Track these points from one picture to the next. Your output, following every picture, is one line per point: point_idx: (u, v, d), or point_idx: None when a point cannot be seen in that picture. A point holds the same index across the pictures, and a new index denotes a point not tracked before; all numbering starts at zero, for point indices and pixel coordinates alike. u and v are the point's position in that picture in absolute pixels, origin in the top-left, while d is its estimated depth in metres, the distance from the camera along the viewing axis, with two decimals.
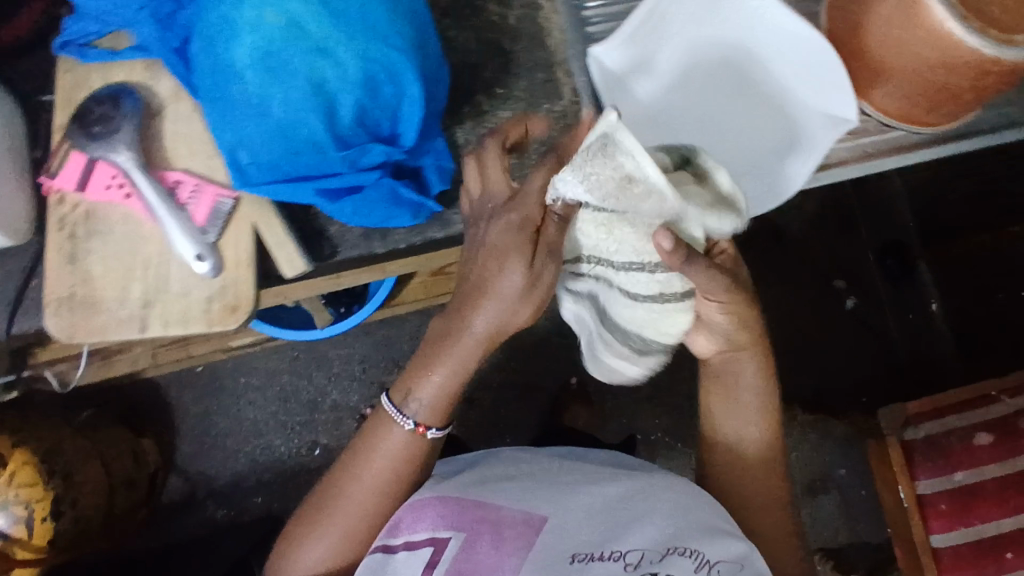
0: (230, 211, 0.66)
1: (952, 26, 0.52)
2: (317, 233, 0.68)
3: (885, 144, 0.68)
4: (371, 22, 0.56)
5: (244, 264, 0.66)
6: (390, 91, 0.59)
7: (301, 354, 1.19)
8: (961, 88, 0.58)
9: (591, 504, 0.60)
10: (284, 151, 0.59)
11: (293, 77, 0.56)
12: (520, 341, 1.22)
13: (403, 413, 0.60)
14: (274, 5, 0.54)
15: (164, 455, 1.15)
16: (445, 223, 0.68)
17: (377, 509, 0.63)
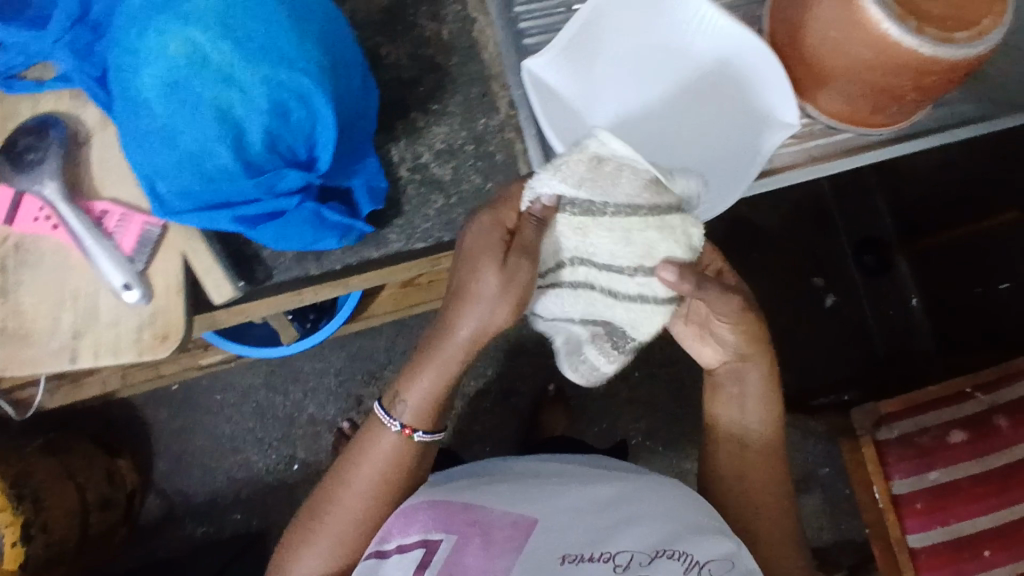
0: (158, 240, 0.67)
1: (888, 28, 0.52)
2: (251, 256, 0.72)
3: (832, 148, 0.67)
4: (277, 48, 0.56)
5: (174, 291, 0.68)
6: (301, 115, 0.59)
7: (275, 369, 1.18)
8: (904, 89, 0.57)
9: (578, 506, 0.57)
10: (200, 180, 0.59)
11: (197, 107, 0.55)
12: (498, 349, 1.21)
13: (391, 416, 0.60)
14: (179, 33, 0.54)
15: (141, 474, 1.15)
16: (380, 242, 0.73)
17: (367, 514, 0.61)
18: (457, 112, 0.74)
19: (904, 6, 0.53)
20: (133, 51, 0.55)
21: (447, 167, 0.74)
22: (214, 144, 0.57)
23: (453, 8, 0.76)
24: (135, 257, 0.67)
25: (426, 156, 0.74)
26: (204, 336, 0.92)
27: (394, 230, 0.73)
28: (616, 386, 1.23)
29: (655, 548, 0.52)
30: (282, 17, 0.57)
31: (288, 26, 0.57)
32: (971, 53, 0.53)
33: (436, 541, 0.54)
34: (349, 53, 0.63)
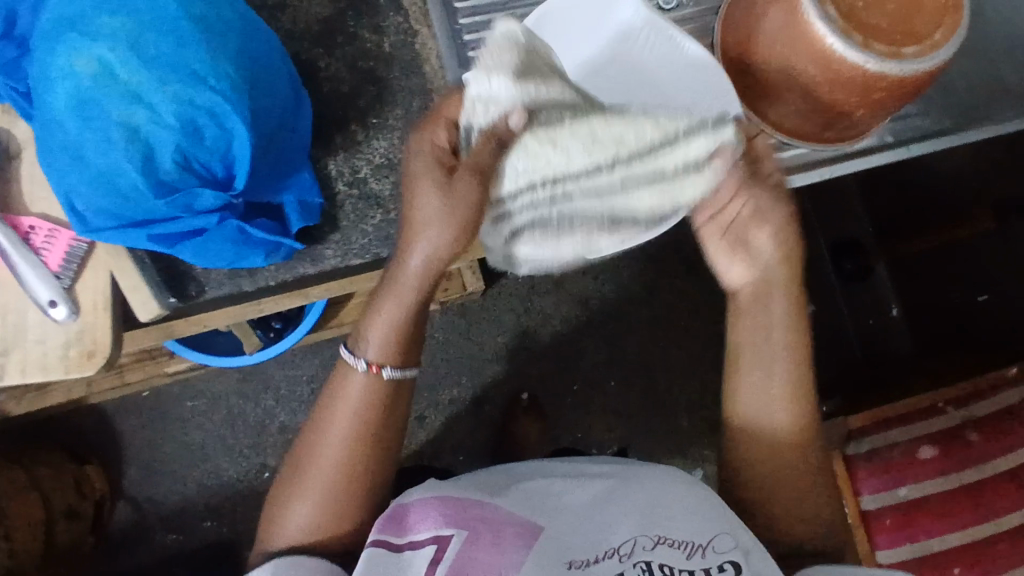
0: (86, 255, 0.64)
1: (834, 43, 0.51)
2: (182, 271, 0.64)
3: (785, 162, 0.66)
4: (189, 62, 0.49)
5: (102, 309, 0.64)
6: (215, 134, 0.51)
7: (247, 376, 1.17)
8: (853, 104, 0.56)
9: (586, 505, 0.55)
10: (109, 201, 0.52)
11: (102, 126, 0.49)
12: (471, 356, 1.20)
13: (355, 355, 0.57)
14: (86, 48, 0.48)
15: (110, 482, 1.14)
16: (315, 258, 0.66)
17: (351, 458, 0.57)
18: (398, 125, 0.67)
19: (850, 20, 0.52)
20: (43, 68, 0.50)
21: (388, 182, 0.67)
22: (123, 165, 0.49)
23: (394, 18, 0.69)
24: (62, 273, 0.63)
25: (366, 170, 0.67)
26: (166, 344, 0.91)
27: (332, 244, 0.65)
28: (591, 395, 1.22)
29: (661, 535, 0.50)
30: (195, 27, 0.50)
31: (203, 37, 0.51)
32: (922, 67, 0.52)
33: (447, 537, 0.50)
34: (276, 65, 0.56)
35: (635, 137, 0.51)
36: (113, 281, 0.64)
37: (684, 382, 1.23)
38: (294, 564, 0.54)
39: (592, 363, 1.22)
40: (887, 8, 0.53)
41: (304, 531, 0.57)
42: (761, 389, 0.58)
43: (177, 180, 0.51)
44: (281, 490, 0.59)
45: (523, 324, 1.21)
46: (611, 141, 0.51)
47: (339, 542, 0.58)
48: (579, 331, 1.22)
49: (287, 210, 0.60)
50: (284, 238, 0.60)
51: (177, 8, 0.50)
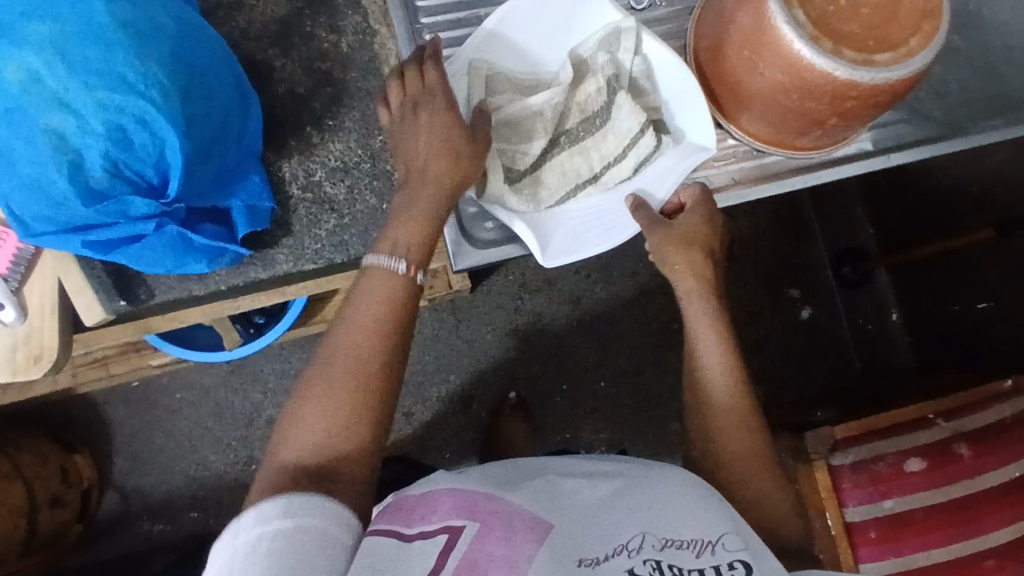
0: (32, 258, 0.62)
1: (801, 48, 0.49)
2: (132, 274, 0.62)
3: (760, 170, 0.65)
4: (118, 66, 0.47)
5: (49, 311, 0.63)
6: (148, 140, 0.49)
7: (234, 369, 1.18)
8: (822, 113, 0.54)
9: (589, 503, 0.52)
10: (39, 207, 0.49)
11: (27, 133, 0.46)
12: (459, 353, 1.19)
13: (392, 254, 0.53)
14: (5, 50, 0.45)
15: (100, 471, 1.15)
16: (267, 263, 0.64)
17: (380, 363, 0.51)
18: (355, 127, 0.66)
19: (819, 25, 0.50)
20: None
21: (343, 185, 0.66)
22: (52, 175, 0.47)
23: (353, 17, 0.67)
24: (9, 276, 0.62)
25: (321, 174, 0.65)
26: (146, 338, 0.90)
27: (284, 249, 0.64)
28: (581, 396, 1.20)
29: (668, 536, 0.48)
30: (124, 31, 0.48)
31: (131, 44, 0.48)
32: (894, 77, 0.49)
33: (459, 528, 0.47)
34: (219, 72, 0.54)
35: (598, 157, 0.60)
36: (63, 286, 0.63)
37: (673, 383, 1.22)
38: (314, 503, 0.44)
39: (582, 364, 1.21)
40: (861, 12, 0.50)
41: (316, 450, 0.49)
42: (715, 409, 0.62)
43: (108, 189, 0.49)
44: (290, 407, 0.51)
45: (512, 323, 1.20)
46: (576, 167, 0.60)
47: (357, 469, 0.49)
48: (569, 330, 1.21)
49: (234, 214, 0.59)
50: (230, 244, 0.59)
51: (103, 13, 0.47)
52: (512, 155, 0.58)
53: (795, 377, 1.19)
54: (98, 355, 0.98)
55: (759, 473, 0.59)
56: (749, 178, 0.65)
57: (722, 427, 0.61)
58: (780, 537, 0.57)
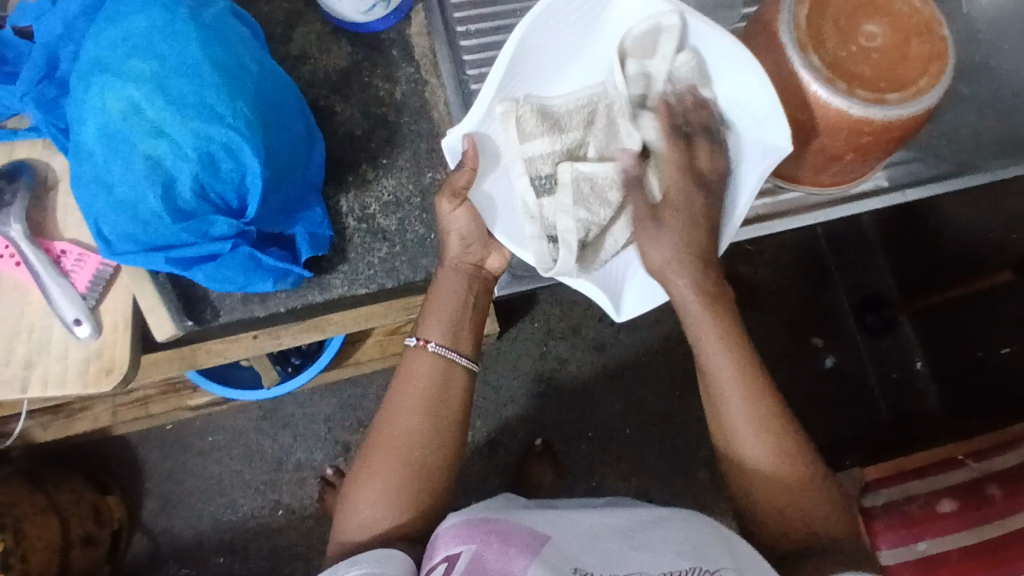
0: (112, 278, 0.62)
1: (817, 89, 0.54)
2: (199, 296, 0.66)
3: (778, 207, 0.68)
4: (209, 101, 0.51)
5: (122, 328, 0.62)
6: (231, 167, 0.52)
7: (267, 412, 1.20)
8: (840, 149, 0.58)
9: (587, 534, 0.54)
10: (132, 226, 0.52)
11: (129, 159, 0.50)
12: (486, 398, 1.21)
13: (410, 333, 0.63)
14: (115, 88, 0.49)
15: (130, 512, 1.17)
16: (323, 286, 0.68)
17: (413, 437, 0.60)
18: (407, 166, 0.71)
19: (833, 68, 0.54)
20: (75, 106, 0.51)
21: (394, 218, 0.70)
22: (145, 194, 0.50)
23: (407, 68, 0.73)
24: (87, 294, 0.62)
25: (375, 207, 0.70)
26: (188, 375, 0.95)
27: (340, 274, 0.68)
28: (607, 443, 1.21)
29: (663, 569, 0.49)
30: (213, 70, 0.51)
31: (221, 81, 0.51)
32: (905, 114, 0.54)
33: (456, 555, 0.51)
34: (291, 105, 0.58)
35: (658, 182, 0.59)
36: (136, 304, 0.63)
37: (699, 432, 1.22)
38: (354, 560, 0.53)
39: (607, 410, 1.22)
40: (873, 57, 0.55)
41: (370, 520, 0.59)
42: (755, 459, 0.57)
43: (193, 209, 0.52)
44: (350, 484, 0.62)
45: (538, 369, 1.22)
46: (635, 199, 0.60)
47: (406, 531, 0.59)
48: (594, 377, 1.22)
49: (297, 240, 0.61)
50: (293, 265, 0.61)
51: (198, 54, 0.51)
52: (588, 226, 0.59)
53: (820, 424, 1.19)
54: (140, 394, 1.01)
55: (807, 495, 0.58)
56: (770, 214, 0.68)
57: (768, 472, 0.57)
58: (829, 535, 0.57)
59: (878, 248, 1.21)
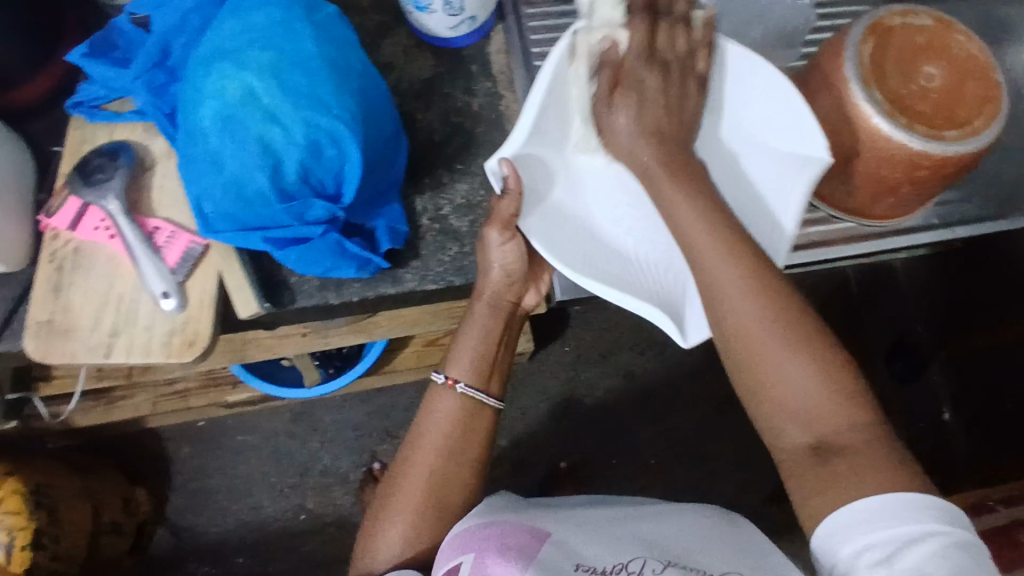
0: (200, 257, 0.58)
1: (878, 121, 0.56)
2: (278, 279, 0.62)
3: (833, 234, 0.70)
4: (318, 91, 0.53)
5: (208, 304, 0.57)
6: (333, 154, 0.54)
7: (299, 416, 1.22)
8: (896, 180, 0.60)
9: (585, 534, 0.55)
10: (235, 203, 0.54)
11: (243, 141, 0.52)
12: (513, 418, 1.22)
13: (436, 369, 0.64)
14: (234, 74, 0.52)
15: (156, 507, 1.18)
16: (396, 280, 0.66)
17: (439, 471, 0.61)
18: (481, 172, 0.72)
19: (894, 104, 0.58)
20: (191, 90, 0.53)
21: (467, 220, 0.70)
22: (254, 174, 0.53)
23: (484, 83, 0.75)
24: (177, 270, 0.57)
25: (448, 209, 0.70)
26: (233, 368, 0.97)
27: (411, 269, 0.67)
28: (632, 471, 1.21)
29: (670, 561, 0.50)
30: (322, 65, 0.54)
31: (331, 74, 0.54)
32: (960, 150, 0.56)
33: (457, 563, 0.53)
34: (386, 104, 0.60)
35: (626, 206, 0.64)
36: (222, 284, 0.58)
37: (724, 466, 1.22)
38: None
39: (633, 438, 1.22)
40: (931, 96, 0.58)
41: (407, 552, 0.60)
42: (761, 363, 0.47)
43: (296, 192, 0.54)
44: (376, 518, 0.62)
45: (567, 392, 1.24)
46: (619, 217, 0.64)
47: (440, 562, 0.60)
48: (621, 403, 1.24)
49: (378, 234, 0.62)
50: (373, 255, 0.60)
51: (312, 49, 0.54)
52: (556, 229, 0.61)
53: None
54: (180, 387, 1.03)
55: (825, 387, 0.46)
56: (824, 240, 0.70)
57: (772, 372, 0.47)
58: (841, 424, 0.45)
59: (907, 296, 1.23)
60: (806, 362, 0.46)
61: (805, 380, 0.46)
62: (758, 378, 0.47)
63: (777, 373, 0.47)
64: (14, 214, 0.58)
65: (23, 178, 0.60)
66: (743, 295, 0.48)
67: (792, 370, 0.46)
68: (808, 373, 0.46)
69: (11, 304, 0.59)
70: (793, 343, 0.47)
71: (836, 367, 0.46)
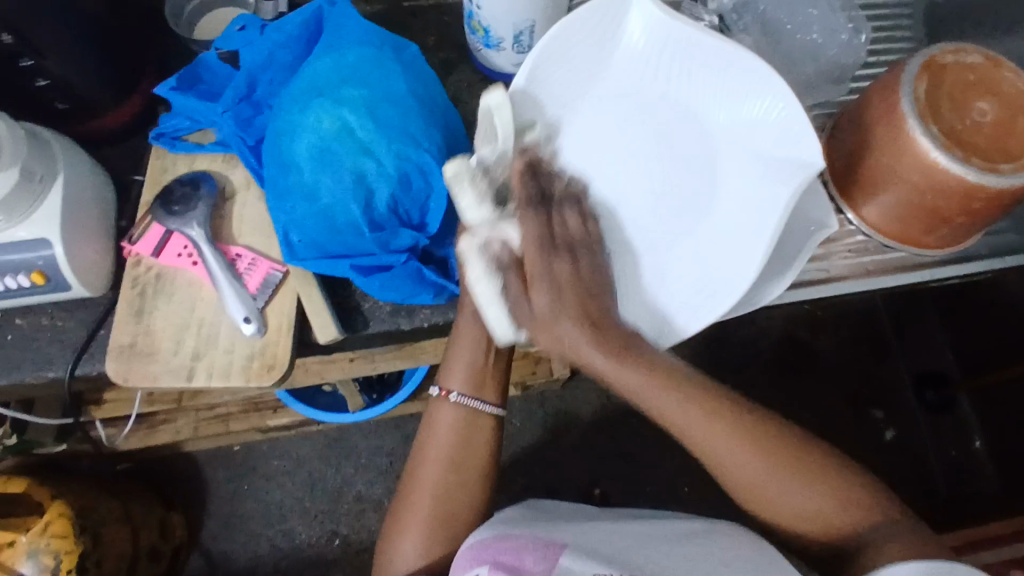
0: (280, 283, 0.60)
1: (935, 154, 0.58)
2: (353, 303, 0.61)
3: (887, 264, 0.71)
4: (408, 125, 0.56)
5: (287, 329, 0.59)
6: (421, 185, 0.57)
7: (333, 442, 1.23)
8: (952, 211, 0.62)
9: (606, 551, 0.54)
10: (325, 230, 0.56)
11: (338, 172, 0.54)
12: (545, 445, 1.23)
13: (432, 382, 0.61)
14: (331, 109, 0.54)
15: (190, 531, 1.18)
16: None
17: (452, 485, 0.58)
18: None
19: (949, 138, 0.59)
20: (287, 123, 0.56)
21: None
22: (348, 204, 0.55)
23: None
24: (258, 295, 0.59)
25: None
26: (278, 392, 0.99)
27: None
28: (664, 499, 1.20)
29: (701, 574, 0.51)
30: (412, 102, 0.57)
31: (420, 109, 0.57)
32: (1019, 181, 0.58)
33: None
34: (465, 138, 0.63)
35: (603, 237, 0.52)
36: (300, 306, 0.60)
37: None
38: None
39: (666, 465, 1.22)
40: (984, 131, 0.60)
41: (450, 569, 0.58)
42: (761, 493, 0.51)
43: (385, 222, 0.56)
44: (390, 535, 0.60)
45: (599, 419, 1.24)
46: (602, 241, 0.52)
47: None
48: (653, 430, 1.24)
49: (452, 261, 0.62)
50: (449, 282, 0.60)
51: (403, 85, 0.57)
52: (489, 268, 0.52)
53: None
54: (222, 411, 1.04)
55: (820, 501, 0.51)
56: (879, 270, 0.70)
57: (769, 496, 0.51)
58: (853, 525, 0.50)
59: (936, 325, 1.24)
60: (812, 495, 0.51)
61: (813, 508, 0.51)
62: (758, 501, 0.52)
63: (786, 501, 0.51)
64: (99, 239, 0.60)
65: (108, 206, 0.62)
66: (743, 454, 0.51)
67: (798, 502, 0.51)
68: (816, 502, 0.51)
69: (89, 329, 0.60)
70: (799, 478, 0.51)
71: (843, 485, 0.51)
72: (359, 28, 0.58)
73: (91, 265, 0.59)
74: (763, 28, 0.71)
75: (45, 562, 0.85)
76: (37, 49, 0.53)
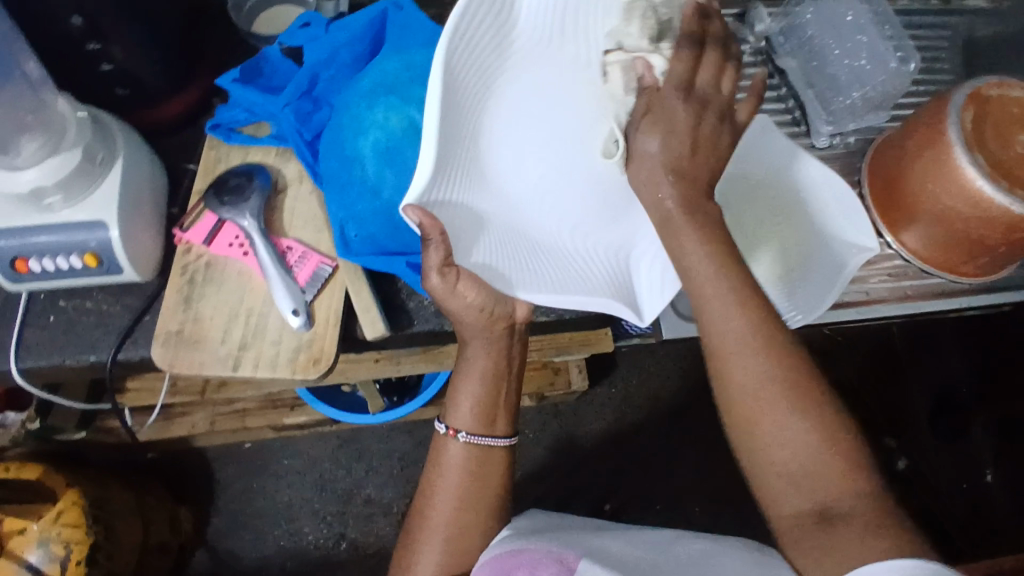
0: (329, 278, 0.60)
1: (982, 183, 0.58)
2: (400, 301, 0.62)
3: (925, 289, 0.72)
4: None
5: (336, 323, 0.59)
6: None
7: (345, 443, 1.23)
8: (993, 239, 0.63)
9: (629, 558, 0.53)
10: (384, 225, 0.57)
11: (403, 170, 0.55)
12: (558, 457, 1.23)
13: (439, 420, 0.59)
14: (398, 107, 0.55)
15: (197, 528, 1.17)
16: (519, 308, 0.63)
17: (485, 487, 0.58)
18: None
19: (996, 167, 0.60)
20: (352, 119, 0.57)
21: None
22: None
23: None
24: (307, 288, 0.60)
25: None
26: (300, 392, 0.98)
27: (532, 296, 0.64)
28: (675, 516, 1.20)
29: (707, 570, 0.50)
30: None
31: None
32: None
33: None
34: None
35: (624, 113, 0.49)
36: (348, 302, 0.60)
37: None
38: None
39: (678, 483, 1.22)
40: None
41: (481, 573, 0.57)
42: None
43: None
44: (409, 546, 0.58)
45: (613, 433, 1.24)
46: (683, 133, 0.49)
47: None
48: (666, 447, 1.24)
49: None
50: None
51: None
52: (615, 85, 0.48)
53: None
54: (239, 406, 1.04)
55: None
56: (917, 295, 0.71)
57: None
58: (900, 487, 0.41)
59: (952, 354, 1.25)
60: None
61: None
62: None
63: None
64: (152, 224, 0.60)
65: (160, 193, 0.63)
66: None
67: None
68: None
69: (134, 315, 0.60)
70: None
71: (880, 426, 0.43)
72: (426, 31, 0.59)
73: (142, 249, 0.59)
74: (811, 50, 0.74)
75: (55, 552, 0.84)
76: (102, 32, 0.53)
